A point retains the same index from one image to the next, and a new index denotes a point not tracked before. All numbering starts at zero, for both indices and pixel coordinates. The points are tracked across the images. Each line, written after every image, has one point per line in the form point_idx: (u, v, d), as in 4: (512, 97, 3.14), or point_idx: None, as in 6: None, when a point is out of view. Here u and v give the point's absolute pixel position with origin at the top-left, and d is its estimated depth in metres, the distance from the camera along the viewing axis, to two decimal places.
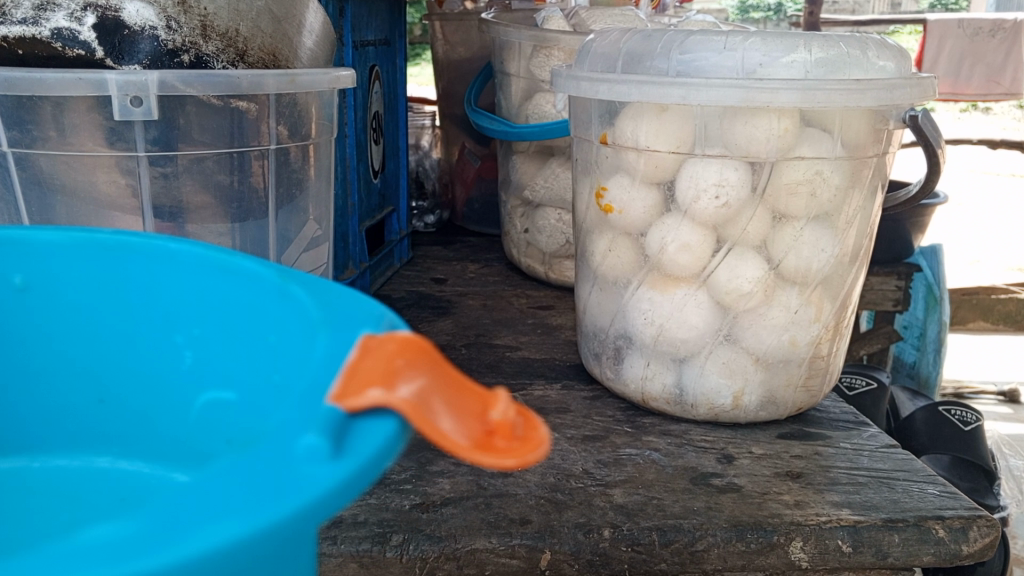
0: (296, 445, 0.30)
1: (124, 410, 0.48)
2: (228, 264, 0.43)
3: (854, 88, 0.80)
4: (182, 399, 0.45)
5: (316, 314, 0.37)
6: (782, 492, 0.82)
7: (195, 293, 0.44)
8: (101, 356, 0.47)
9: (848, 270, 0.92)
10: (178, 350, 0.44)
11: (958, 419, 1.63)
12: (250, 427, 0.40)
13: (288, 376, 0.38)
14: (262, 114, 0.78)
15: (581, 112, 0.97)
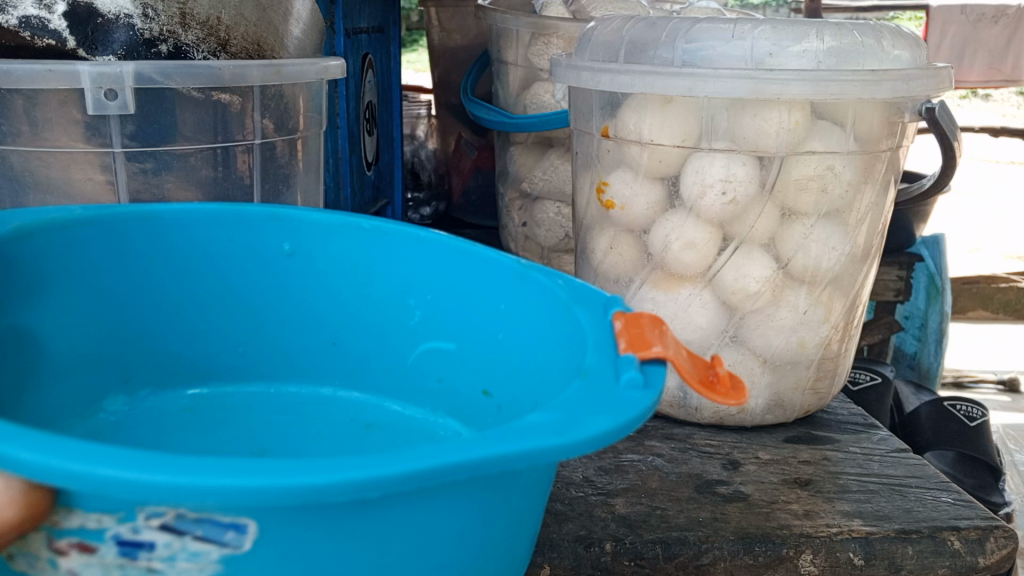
0: (590, 331, 0.54)
1: (353, 350, 0.79)
2: (455, 250, 0.70)
3: (869, 79, 0.76)
4: (410, 343, 0.76)
5: (565, 294, 0.59)
6: (790, 501, 0.79)
7: (444, 271, 0.72)
8: (350, 314, 0.78)
9: (859, 268, 0.88)
10: (413, 309, 0.75)
11: (964, 415, 1.58)
12: (481, 370, 0.71)
13: (524, 321, 0.64)
14: (247, 107, 0.74)
15: (581, 103, 0.93)
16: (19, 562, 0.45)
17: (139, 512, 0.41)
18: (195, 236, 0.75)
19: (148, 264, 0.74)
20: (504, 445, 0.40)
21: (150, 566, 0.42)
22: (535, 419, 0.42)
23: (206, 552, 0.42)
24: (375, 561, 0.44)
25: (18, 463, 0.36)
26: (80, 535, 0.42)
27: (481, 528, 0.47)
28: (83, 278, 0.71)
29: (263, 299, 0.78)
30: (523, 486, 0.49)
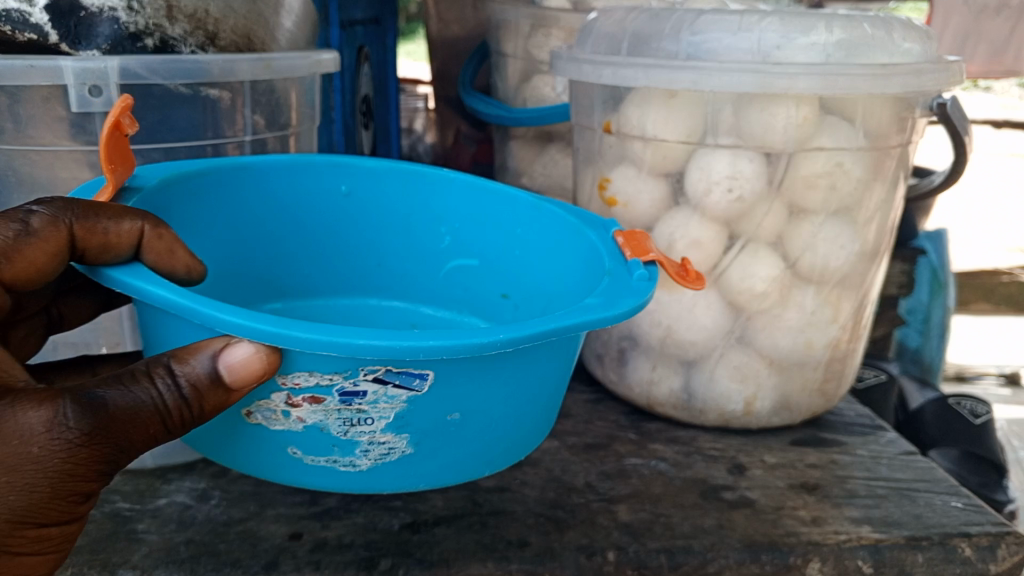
0: (604, 246, 0.70)
1: (394, 271, 0.91)
2: (469, 184, 0.85)
3: (880, 73, 0.73)
4: (438, 262, 0.90)
5: (577, 218, 0.75)
6: (797, 506, 0.76)
7: (460, 202, 0.86)
8: (388, 241, 0.89)
9: (867, 267, 0.86)
10: (444, 235, 0.88)
11: (970, 411, 1.52)
12: (499, 276, 0.87)
13: (542, 243, 0.80)
14: (236, 103, 0.73)
15: (583, 97, 0.90)
16: (257, 417, 0.58)
17: (360, 372, 0.53)
18: (280, 190, 0.82)
19: (252, 204, 0.80)
20: (552, 322, 0.53)
21: (357, 411, 0.56)
22: (594, 305, 0.57)
23: (393, 397, 0.56)
24: (483, 407, 0.59)
25: (296, 339, 0.48)
26: (291, 391, 0.55)
27: (543, 387, 0.64)
28: (227, 215, 0.79)
29: (328, 231, 0.87)
30: (562, 358, 0.63)
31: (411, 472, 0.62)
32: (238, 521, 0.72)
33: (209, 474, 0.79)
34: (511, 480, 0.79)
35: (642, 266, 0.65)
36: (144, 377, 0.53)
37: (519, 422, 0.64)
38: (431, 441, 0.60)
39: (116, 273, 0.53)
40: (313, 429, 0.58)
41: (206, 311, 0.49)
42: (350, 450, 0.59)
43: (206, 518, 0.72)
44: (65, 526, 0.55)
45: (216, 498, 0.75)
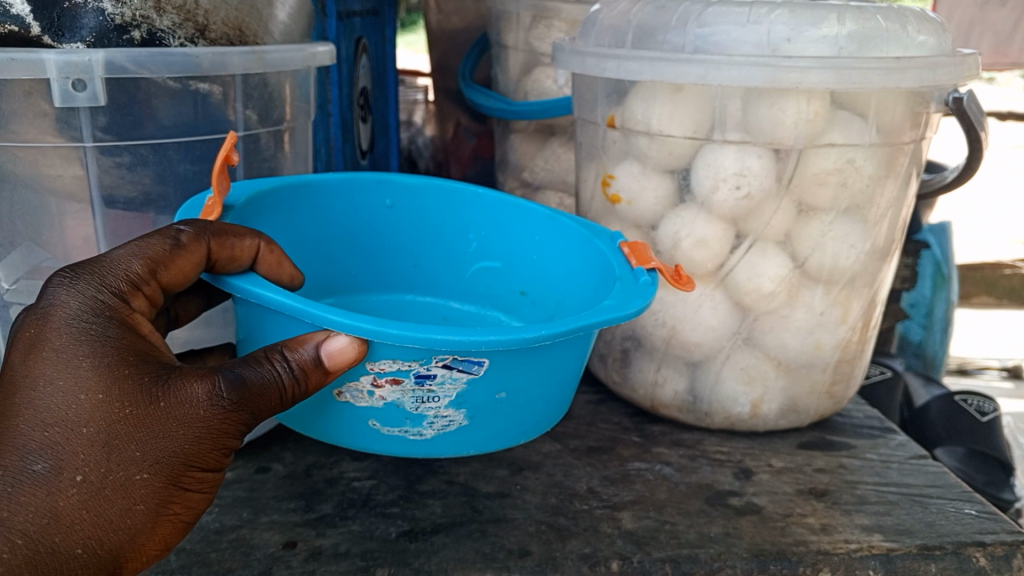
0: (612, 256, 0.75)
1: (426, 270, 0.94)
2: (500, 199, 0.88)
3: (894, 67, 0.71)
4: (465, 264, 0.93)
5: (585, 227, 0.81)
6: (806, 513, 0.74)
7: (490, 213, 0.90)
8: (422, 243, 0.92)
9: (878, 266, 0.84)
10: (472, 241, 0.92)
11: (975, 409, 1.46)
12: (520, 276, 0.91)
13: (560, 253, 0.85)
14: (227, 97, 0.70)
15: (586, 90, 0.88)
16: (346, 395, 0.64)
17: (434, 359, 0.60)
18: (334, 205, 0.86)
19: (309, 216, 0.84)
20: (586, 318, 0.60)
21: (429, 390, 0.62)
22: (612, 306, 0.63)
23: (457, 377, 0.62)
24: (525, 389, 0.66)
25: (390, 334, 0.56)
26: (377, 375, 0.61)
27: (568, 372, 0.70)
28: (294, 225, 0.82)
29: (371, 241, 0.91)
30: (582, 350, 0.69)
31: (468, 442, 0.67)
32: (231, 529, 0.70)
33: None
34: (512, 485, 0.77)
35: (647, 274, 0.69)
36: (263, 360, 0.57)
37: (553, 404, 0.70)
38: (486, 416, 0.66)
39: (238, 282, 0.61)
40: (389, 405, 0.64)
41: (317, 311, 0.57)
42: (419, 422, 0.65)
43: (198, 526, 0.70)
44: (215, 479, 0.59)
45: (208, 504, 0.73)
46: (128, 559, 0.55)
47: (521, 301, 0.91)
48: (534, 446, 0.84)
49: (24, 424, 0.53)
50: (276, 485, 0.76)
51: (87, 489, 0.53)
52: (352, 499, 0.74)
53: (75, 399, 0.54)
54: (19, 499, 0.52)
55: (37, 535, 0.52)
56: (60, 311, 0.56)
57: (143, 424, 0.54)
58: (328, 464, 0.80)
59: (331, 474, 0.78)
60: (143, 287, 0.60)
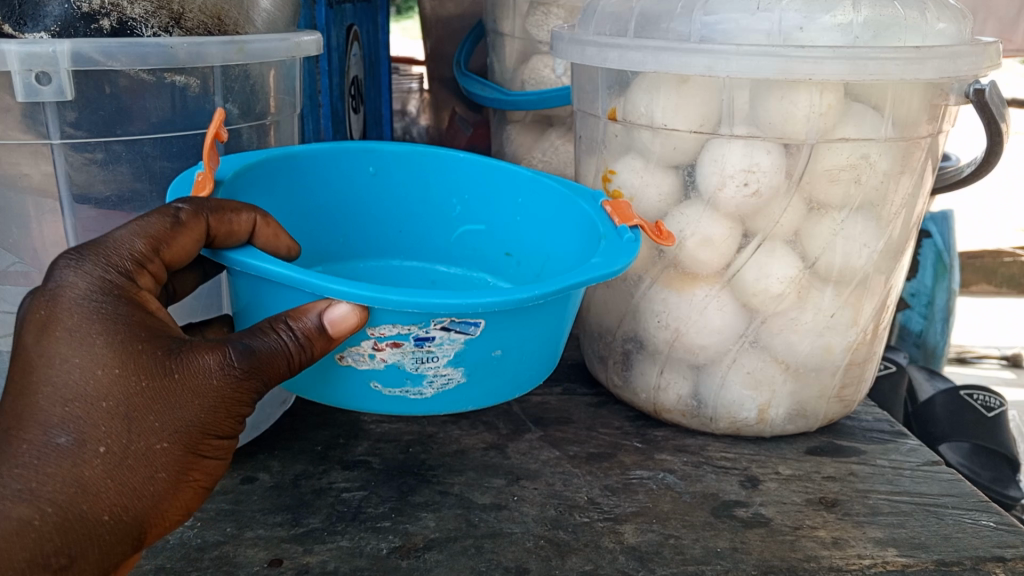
0: (595, 216, 0.72)
1: (411, 233, 0.90)
2: (483, 163, 0.84)
3: (913, 57, 0.67)
4: (450, 227, 0.90)
5: (569, 188, 0.77)
6: (816, 526, 0.71)
7: (472, 176, 0.86)
8: (405, 207, 0.88)
9: (891, 266, 0.80)
10: (456, 205, 0.88)
11: (980, 404, 1.33)
12: (505, 236, 0.87)
13: (545, 214, 0.81)
14: (206, 90, 0.66)
15: (586, 81, 0.84)
16: (346, 358, 0.61)
17: (431, 321, 0.58)
18: (319, 175, 0.82)
19: (294, 188, 0.79)
20: (576, 277, 0.58)
21: (428, 350, 0.60)
22: (599, 264, 0.61)
23: (455, 338, 0.59)
24: (520, 347, 0.63)
25: (392, 300, 0.53)
26: (376, 339, 0.59)
27: (556, 330, 0.67)
28: (280, 195, 0.78)
29: (357, 209, 0.87)
30: (568, 308, 0.66)
31: (466, 398, 0.65)
32: (213, 545, 0.66)
33: None
34: (509, 496, 0.74)
35: (631, 231, 0.68)
36: (268, 330, 0.55)
37: (544, 364, 0.68)
38: (484, 375, 0.64)
39: (238, 257, 0.58)
40: (388, 366, 0.61)
41: (314, 281, 0.54)
42: (418, 382, 0.62)
43: (178, 542, 0.67)
44: (230, 445, 0.58)
45: (190, 518, 0.70)
46: (152, 525, 0.55)
47: (508, 263, 0.88)
48: (532, 453, 0.80)
49: (44, 399, 0.52)
50: (262, 497, 0.73)
51: (110, 460, 0.52)
52: (342, 512, 0.71)
53: (92, 375, 0.52)
54: (44, 472, 0.51)
55: (65, 505, 0.51)
56: (70, 289, 0.54)
57: (159, 396, 0.53)
58: (316, 473, 0.77)
59: (319, 484, 0.75)
60: (147, 264, 0.57)
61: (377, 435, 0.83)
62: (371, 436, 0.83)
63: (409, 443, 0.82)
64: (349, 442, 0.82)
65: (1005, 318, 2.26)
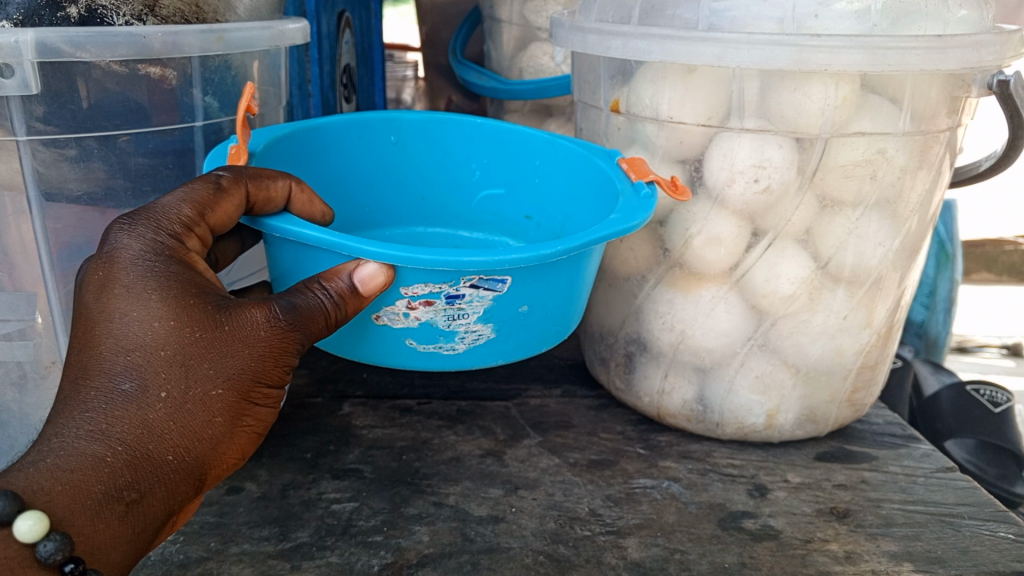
0: (611, 174, 0.71)
1: (433, 196, 0.91)
2: (500, 130, 0.85)
3: (934, 46, 0.63)
4: (470, 192, 0.90)
5: (582, 146, 0.77)
6: (828, 539, 0.68)
7: (487, 140, 0.86)
8: (427, 174, 0.89)
9: (907, 265, 0.76)
10: (476, 171, 0.89)
11: (987, 398, 1.19)
12: (523, 198, 0.88)
13: (560, 177, 0.82)
14: (184, 82, 0.62)
15: (587, 70, 0.80)
16: (382, 318, 0.62)
17: (461, 279, 0.58)
18: (343, 146, 0.83)
19: (321, 159, 0.81)
20: (605, 231, 0.59)
21: (460, 307, 0.61)
22: (617, 220, 0.61)
23: (485, 295, 0.61)
24: (548, 301, 0.64)
25: (423, 260, 0.54)
26: (409, 298, 0.60)
27: (580, 284, 0.67)
28: (306, 165, 0.79)
29: (381, 177, 0.88)
30: (592, 260, 0.67)
31: (499, 351, 0.66)
32: (196, 562, 0.63)
33: None
34: (506, 507, 0.70)
35: (647, 188, 0.67)
36: (308, 287, 0.56)
37: (570, 313, 0.69)
38: (513, 328, 0.65)
39: (273, 223, 0.58)
40: (422, 323, 0.62)
41: (348, 243, 0.55)
42: (451, 338, 0.63)
43: (160, 559, 0.63)
44: (280, 395, 0.58)
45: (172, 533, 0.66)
46: (212, 467, 0.55)
47: (528, 226, 0.89)
48: (531, 461, 0.77)
49: (107, 350, 0.53)
50: (249, 509, 0.70)
51: (171, 403, 0.52)
52: (331, 525, 0.68)
53: (150, 326, 0.53)
54: (110, 414, 0.51)
55: (133, 444, 0.51)
56: (124, 248, 0.55)
57: (214, 346, 0.53)
58: (306, 483, 0.73)
59: (308, 495, 0.72)
60: (194, 228, 0.57)
61: (370, 441, 0.80)
62: (363, 442, 0.80)
63: (402, 450, 0.78)
64: (341, 449, 0.78)
65: (1008, 308, 2.21)
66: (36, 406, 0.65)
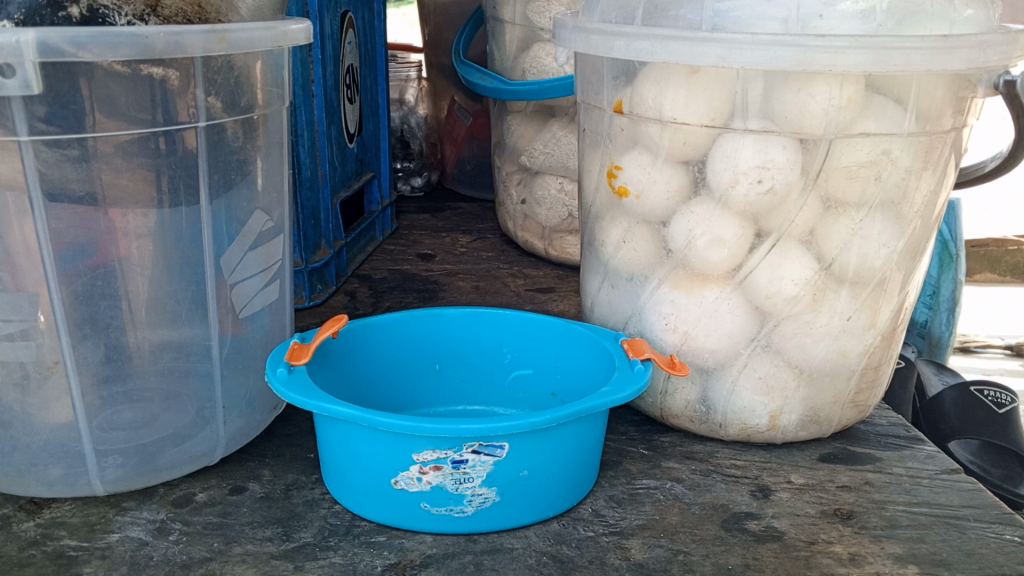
0: (611, 354, 0.75)
1: (464, 389, 0.86)
2: (522, 321, 0.84)
3: (940, 46, 0.63)
4: (501, 383, 0.86)
5: (591, 329, 0.79)
6: (831, 541, 0.68)
7: (511, 330, 0.85)
8: (459, 373, 0.86)
9: (913, 265, 0.76)
10: (503, 360, 0.86)
11: (992, 400, 1.16)
12: (549, 376, 0.84)
13: (579, 341, 0.81)
14: (187, 84, 0.62)
15: (590, 71, 0.80)
16: (399, 482, 0.65)
17: (463, 445, 0.62)
18: (387, 339, 0.82)
19: (365, 353, 0.81)
20: (595, 403, 0.64)
21: (465, 471, 0.64)
22: (607, 391, 0.66)
23: (486, 459, 0.64)
24: (550, 467, 0.66)
25: (429, 428, 0.60)
26: (420, 463, 0.64)
27: (586, 449, 0.69)
28: (352, 351, 0.79)
29: (424, 379, 0.85)
30: (594, 425, 0.69)
31: (506, 516, 0.67)
32: (199, 563, 0.64)
33: (170, 502, 0.71)
34: None
35: (642, 362, 0.72)
36: None
37: (579, 483, 0.70)
38: (518, 496, 0.66)
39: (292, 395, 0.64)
40: (433, 488, 0.64)
41: (368, 415, 0.61)
42: (460, 501, 0.65)
43: (162, 559, 0.64)
44: None
45: (175, 533, 0.67)
46: None
47: (553, 403, 0.84)
48: None
49: None
50: (251, 509, 0.70)
51: None
52: (334, 526, 0.68)
53: None
54: None
55: None
56: None
57: None
58: (308, 484, 0.74)
59: (311, 496, 0.72)
60: None
61: None
62: None
63: None
64: None
65: (1012, 308, 2.20)
66: (40, 406, 0.66)
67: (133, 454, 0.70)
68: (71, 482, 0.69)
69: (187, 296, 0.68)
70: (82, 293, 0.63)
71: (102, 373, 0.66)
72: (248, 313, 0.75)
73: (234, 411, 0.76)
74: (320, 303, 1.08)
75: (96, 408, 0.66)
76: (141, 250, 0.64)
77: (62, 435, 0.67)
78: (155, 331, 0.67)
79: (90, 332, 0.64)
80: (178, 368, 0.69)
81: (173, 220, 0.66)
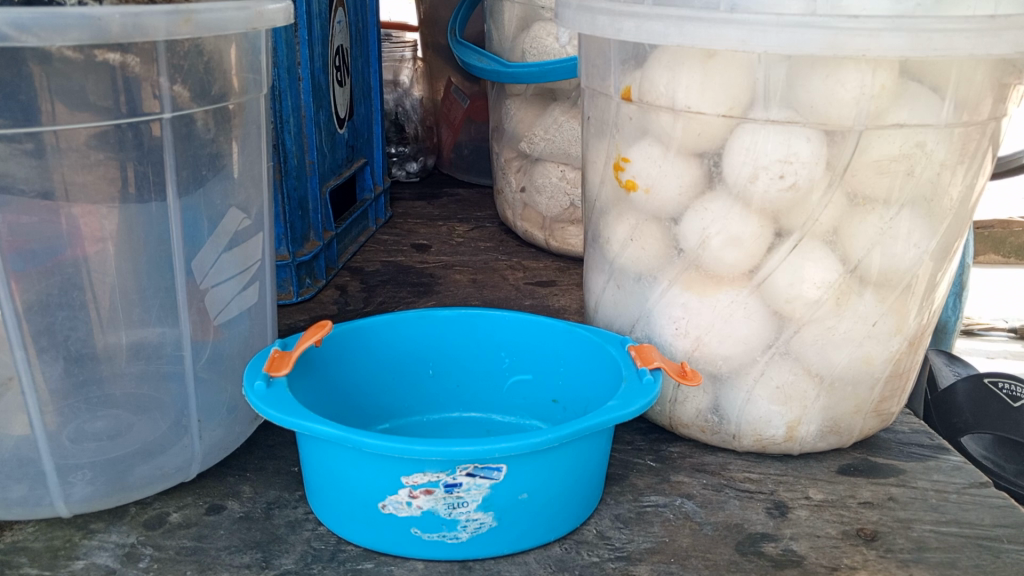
0: (618, 361, 0.70)
1: (460, 395, 0.81)
2: (522, 322, 0.79)
3: (986, 28, 0.57)
4: (500, 389, 0.81)
5: (596, 334, 0.74)
6: (856, 566, 0.63)
7: (511, 332, 0.79)
8: (455, 378, 0.81)
9: (944, 265, 0.70)
10: (502, 364, 0.80)
11: (1004, 392, 1.02)
12: (552, 380, 0.79)
13: (583, 346, 0.75)
14: (151, 71, 0.56)
15: (595, 54, 0.74)
16: (388, 506, 0.60)
17: (457, 467, 0.57)
18: (376, 343, 0.77)
19: (353, 359, 0.75)
20: (601, 418, 0.59)
21: (458, 495, 0.59)
22: (613, 407, 0.60)
23: (482, 482, 0.58)
24: (551, 488, 0.61)
25: (417, 451, 0.55)
26: (410, 486, 0.58)
27: (590, 467, 0.64)
28: (338, 358, 0.74)
29: (418, 385, 0.80)
30: (599, 442, 0.63)
31: (504, 542, 0.62)
32: None
33: (141, 524, 0.66)
34: None
35: (650, 371, 0.66)
36: None
37: (582, 502, 0.65)
38: (519, 519, 0.61)
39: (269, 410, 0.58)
40: (424, 513, 0.59)
41: (354, 436, 0.55)
42: (454, 527, 0.60)
43: None
44: None
45: (146, 560, 0.62)
46: None
47: (555, 411, 0.79)
48: None
49: None
50: (229, 531, 0.65)
51: None
52: (318, 551, 0.63)
53: None
54: None
55: None
56: None
57: None
58: (291, 502, 0.69)
59: (294, 516, 0.67)
60: None
61: None
62: None
63: None
64: None
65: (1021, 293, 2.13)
66: None
67: (101, 471, 0.64)
68: (33, 503, 0.64)
69: (155, 300, 0.63)
70: (37, 301, 0.57)
71: (64, 386, 0.60)
72: (224, 317, 0.69)
73: (211, 422, 0.70)
74: (309, 299, 1.03)
75: (58, 423, 0.61)
76: (106, 251, 0.59)
77: (21, 454, 0.62)
78: (122, 337, 0.62)
79: (48, 343, 0.59)
80: (148, 377, 0.64)
81: (139, 218, 0.60)
